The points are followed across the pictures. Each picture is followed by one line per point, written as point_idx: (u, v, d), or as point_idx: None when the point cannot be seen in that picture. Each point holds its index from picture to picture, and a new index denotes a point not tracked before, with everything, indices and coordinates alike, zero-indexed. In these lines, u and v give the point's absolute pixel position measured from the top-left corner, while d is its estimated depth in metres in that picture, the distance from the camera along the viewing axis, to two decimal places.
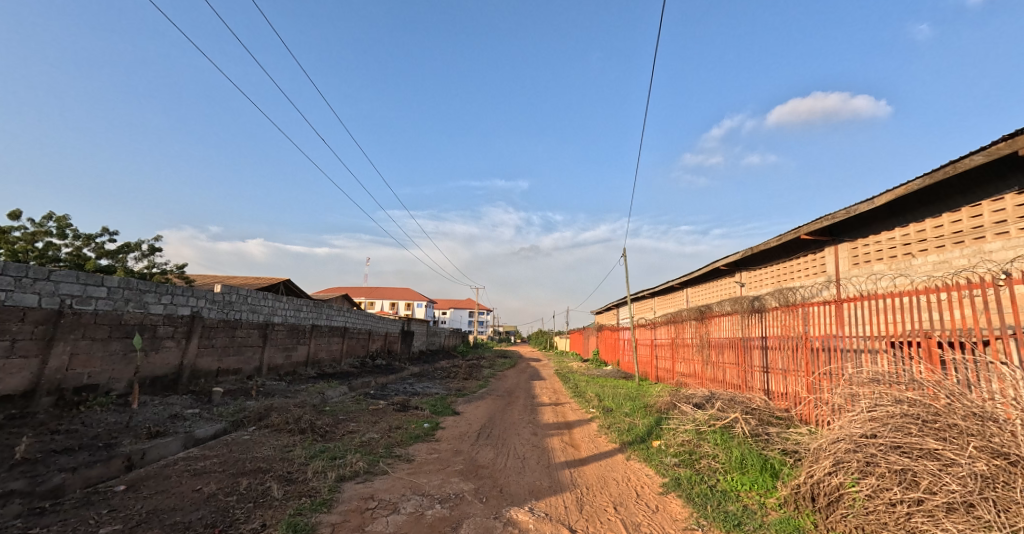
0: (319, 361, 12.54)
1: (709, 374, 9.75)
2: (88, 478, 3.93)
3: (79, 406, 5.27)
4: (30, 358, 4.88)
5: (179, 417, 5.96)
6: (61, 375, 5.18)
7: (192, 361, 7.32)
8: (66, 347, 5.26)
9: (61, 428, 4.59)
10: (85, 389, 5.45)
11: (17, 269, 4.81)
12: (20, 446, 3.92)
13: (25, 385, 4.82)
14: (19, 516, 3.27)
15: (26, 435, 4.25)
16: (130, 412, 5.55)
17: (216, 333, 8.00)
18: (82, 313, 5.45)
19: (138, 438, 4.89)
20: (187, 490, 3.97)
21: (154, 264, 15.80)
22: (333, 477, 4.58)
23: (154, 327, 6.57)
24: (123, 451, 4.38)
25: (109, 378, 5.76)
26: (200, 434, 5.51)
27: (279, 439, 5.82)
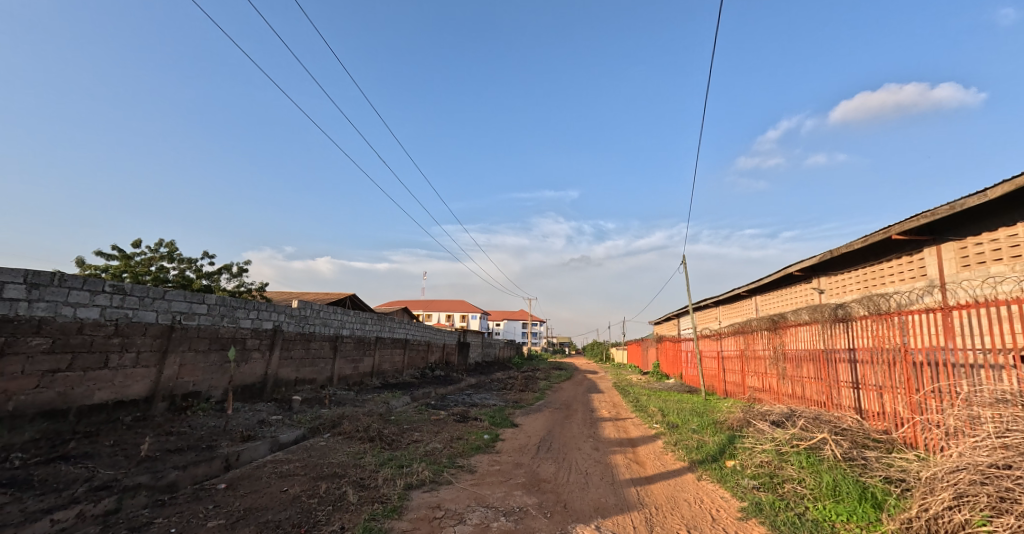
0: (383, 371, 13.14)
1: (786, 389, 9.00)
2: (196, 476, 4.38)
3: (187, 410, 5.92)
4: (150, 368, 5.55)
5: (266, 422, 6.49)
6: (173, 382, 5.84)
7: (275, 372, 7.99)
8: (176, 358, 5.94)
9: (173, 430, 5.19)
10: (190, 396, 6.11)
11: (141, 290, 5.52)
12: (144, 445, 4.49)
13: (146, 391, 5.48)
14: (144, 508, 3.69)
15: (148, 435, 4.85)
16: (227, 417, 6.16)
17: (294, 346, 8.68)
18: (188, 328, 6.13)
19: (233, 441, 5.40)
20: (276, 491, 4.31)
21: (242, 283, 17.46)
22: (402, 484, 4.77)
23: (244, 340, 7.24)
24: (222, 453, 4.84)
25: (210, 385, 6.43)
26: (283, 439, 5.98)
27: (350, 446, 6.15)
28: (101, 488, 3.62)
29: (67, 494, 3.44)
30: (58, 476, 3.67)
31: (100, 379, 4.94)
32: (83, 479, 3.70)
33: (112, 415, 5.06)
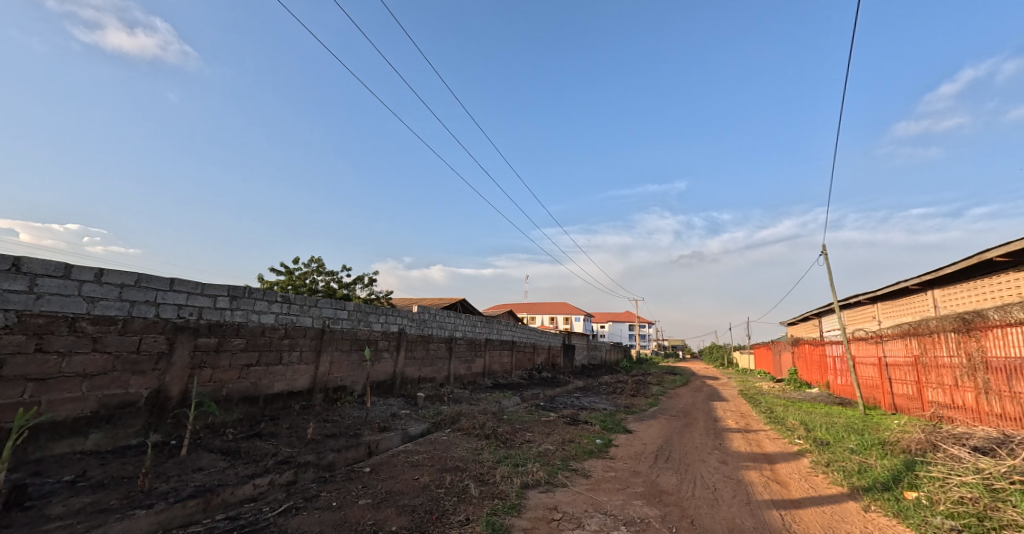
0: (493, 372, 13.69)
1: (993, 407, 7.15)
2: (347, 459, 5.00)
3: (337, 402, 6.85)
4: (310, 365, 6.50)
5: (397, 415, 7.18)
6: (326, 377, 6.78)
7: (402, 371, 8.82)
8: (328, 357, 6.88)
9: (328, 419, 6.03)
10: (339, 389, 7.03)
11: (301, 299, 6.49)
12: (308, 430, 5.28)
13: (308, 383, 6.45)
14: (313, 481, 4.31)
15: (311, 422, 5.71)
16: (367, 409, 6.96)
17: (416, 347, 9.47)
18: (335, 330, 7.06)
19: (373, 430, 6.06)
20: (409, 478, 4.71)
21: (372, 291, 19.68)
22: (519, 482, 4.86)
23: (376, 341, 8.11)
24: (365, 441, 5.47)
25: (352, 381, 7.34)
26: (412, 432, 6.55)
27: (469, 442, 6.48)
28: (283, 462, 4.33)
29: (261, 465, 4.21)
30: (253, 451, 4.50)
31: (277, 373, 5.94)
32: (271, 454, 4.48)
33: (286, 403, 6.07)
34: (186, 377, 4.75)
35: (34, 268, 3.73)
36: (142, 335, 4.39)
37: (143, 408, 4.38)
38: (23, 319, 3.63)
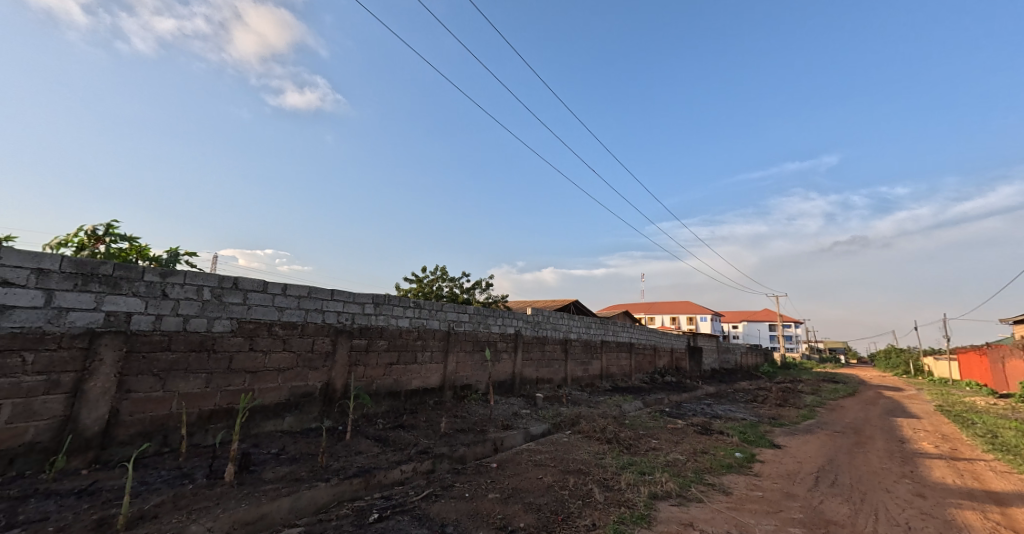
0: (612, 375, 13.32)
1: None
2: (475, 453, 5.31)
3: (464, 399, 7.37)
4: (439, 364, 7.06)
5: (519, 414, 7.43)
6: (453, 376, 7.32)
7: (520, 371, 9.10)
8: (454, 357, 7.41)
9: (457, 414, 6.53)
10: (465, 388, 7.56)
11: (430, 305, 7.06)
12: (440, 424, 5.77)
13: (439, 381, 7.04)
14: (448, 471, 4.67)
15: (443, 417, 6.23)
16: (490, 407, 7.36)
17: (532, 348, 9.67)
18: (459, 332, 7.57)
19: (497, 428, 6.36)
20: (534, 477, 4.82)
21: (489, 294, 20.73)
22: (647, 492, 4.61)
23: (496, 343, 8.47)
24: (491, 437, 5.76)
25: (476, 380, 7.82)
26: (534, 432, 6.69)
27: (591, 445, 6.37)
28: (423, 452, 4.78)
29: (405, 453, 4.70)
30: (399, 441, 5.08)
31: (413, 371, 6.59)
32: (413, 444, 5.01)
33: (422, 398, 6.72)
34: (346, 373, 5.57)
35: (246, 285, 4.67)
36: (314, 337, 5.25)
37: (318, 398, 5.24)
38: (242, 325, 4.58)
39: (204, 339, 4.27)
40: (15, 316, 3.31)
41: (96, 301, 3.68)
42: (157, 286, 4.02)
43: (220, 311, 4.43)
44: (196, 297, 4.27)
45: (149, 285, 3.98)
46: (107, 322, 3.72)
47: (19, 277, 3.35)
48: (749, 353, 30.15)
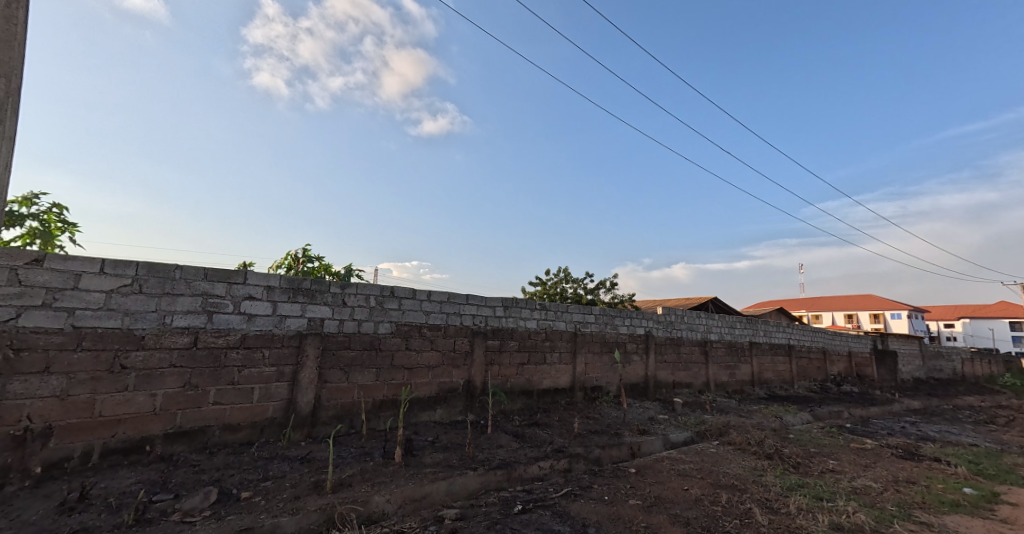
0: (765, 381, 11.81)
1: None
2: (612, 456, 5.25)
3: (596, 401, 7.36)
4: (567, 365, 7.15)
5: (656, 419, 7.10)
6: (583, 377, 7.35)
7: (654, 375, 8.69)
8: (583, 358, 7.42)
9: (590, 415, 6.56)
10: (596, 389, 7.54)
11: (556, 306, 7.18)
12: (574, 425, 5.87)
13: (569, 382, 7.15)
14: (586, 472, 4.70)
15: (576, 417, 6.32)
16: (624, 410, 7.20)
17: (666, 350, 9.14)
18: (586, 333, 7.56)
19: (633, 432, 6.18)
20: (679, 487, 4.57)
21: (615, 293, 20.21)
22: (825, 521, 3.97)
23: (625, 344, 8.23)
24: (627, 442, 5.63)
25: (607, 382, 7.74)
26: (674, 439, 6.32)
27: (746, 460, 5.74)
28: (559, 451, 4.92)
29: (543, 451, 4.89)
30: (536, 437, 5.31)
31: (544, 371, 6.81)
32: (548, 442, 5.19)
33: (554, 398, 6.90)
34: (483, 371, 6.03)
35: (400, 293, 5.41)
36: (455, 338, 5.81)
37: (461, 393, 5.78)
38: (399, 327, 5.31)
39: (372, 339, 5.06)
40: (257, 322, 4.32)
41: (301, 309, 4.61)
42: (339, 296, 4.89)
43: (382, 316, 5.19)
44: (365, 304, 5.08)
45: (334, 295, 4.85)
46: (309, 326, 4.65)
47: (258, 291, 4.35)
48: (975, 363, 23.31)
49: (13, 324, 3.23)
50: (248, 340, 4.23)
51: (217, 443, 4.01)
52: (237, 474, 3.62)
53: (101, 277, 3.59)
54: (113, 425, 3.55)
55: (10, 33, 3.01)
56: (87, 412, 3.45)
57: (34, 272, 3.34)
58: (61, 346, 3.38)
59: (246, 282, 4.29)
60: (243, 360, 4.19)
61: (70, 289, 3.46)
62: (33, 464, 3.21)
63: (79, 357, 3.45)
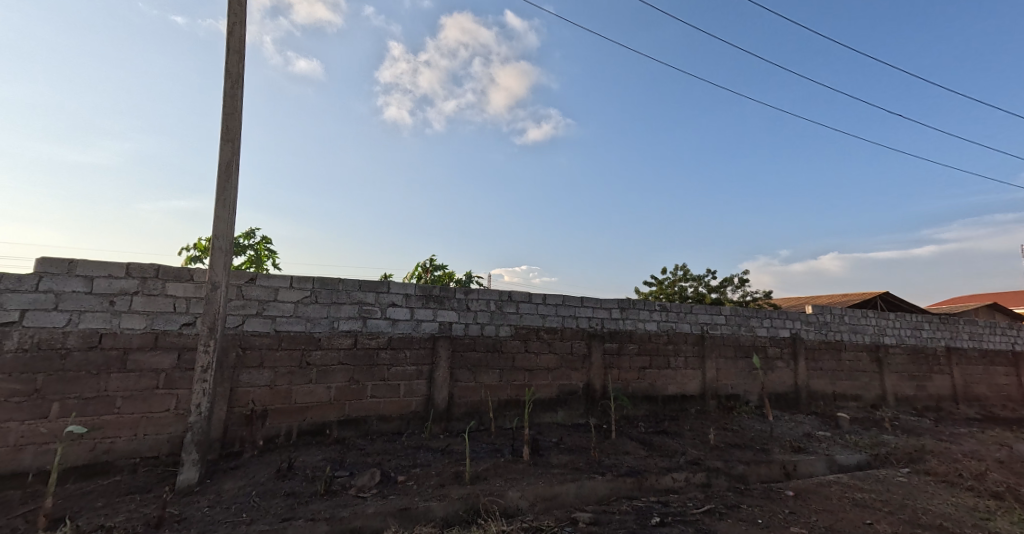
0: (973, 397, 9.42)
1: None
2: (761, 475, 4.68)
3: (733, 411, 6.72)
4: (695, 370, 6.65)
5: (814, 437, 6.17)
6: (715, 384, 6.76)
7: (807, 384, 7.60)
8: (713, 364, 6.82)
9: (728, 427, 6.02)
10: (732, 398, 6.88)
11: (678, 307, 6.74)
12: (710, 436, 5.45)
13: (699, 388, 6.63)
14: (730, 489, 4.27)
15: (711, 428, 5.86)
16: (770, 424, 6.44)
17: (821, 356, 7.91)
18: (716, 336, 6.93)
19: (785, 449, 5.47)
20: (858, 520, 3.84)
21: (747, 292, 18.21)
22: None
23: (765, 348, 7.34)
24: (778, 460, 4.97)
25: (745, 390, 7.02)
26: (842, 461, 5.39)
27: (958, 497, 4.54)
28: (694, 463, 4.58)
29: (675, 461, 4.61)
30: (666, 447, 5.05)
31: (669, 376, 6.43)
32: (681, 452, 4.90)
33: (683, 405, 6.47)
34: (603, 375, 5.92)
35: (518, 297, 5.60)
36: (572, 340, 5.80)
37: (581, 396, 5.75)
38: (518, 330, 5.49)
39: (494, 341, 5.32)
40: (400, 325, 4.87)
41: (433, 313, 5.06)
42: (464, 301, 5.25)
43: (502, 319, 5.43)
44: (487, 308, 5.37)
45: (459, 300, 5.23)
46: (440, 329, 5.08)
47: (399, 298, 4.90)
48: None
49: (240, 328, 4.15)
50: (393, 342, 4.79)
51: (376, 431, 4.60)
52: (393, 459, 4.12)
53: (290, 289, 4.40)
54: (304, 411, 4.31)
55: (235, 106, 3.83)
56: (286, 400, 4.25)
57: (251, 288, 4.23)
58: (270, 346, 4.24)
59: (389, 290, 4.86)
60: (390, 359, 4.75)
61: (272, 300, 4.31)
62: (257, 438, 4.09)
63: (280, 355, 4.27)
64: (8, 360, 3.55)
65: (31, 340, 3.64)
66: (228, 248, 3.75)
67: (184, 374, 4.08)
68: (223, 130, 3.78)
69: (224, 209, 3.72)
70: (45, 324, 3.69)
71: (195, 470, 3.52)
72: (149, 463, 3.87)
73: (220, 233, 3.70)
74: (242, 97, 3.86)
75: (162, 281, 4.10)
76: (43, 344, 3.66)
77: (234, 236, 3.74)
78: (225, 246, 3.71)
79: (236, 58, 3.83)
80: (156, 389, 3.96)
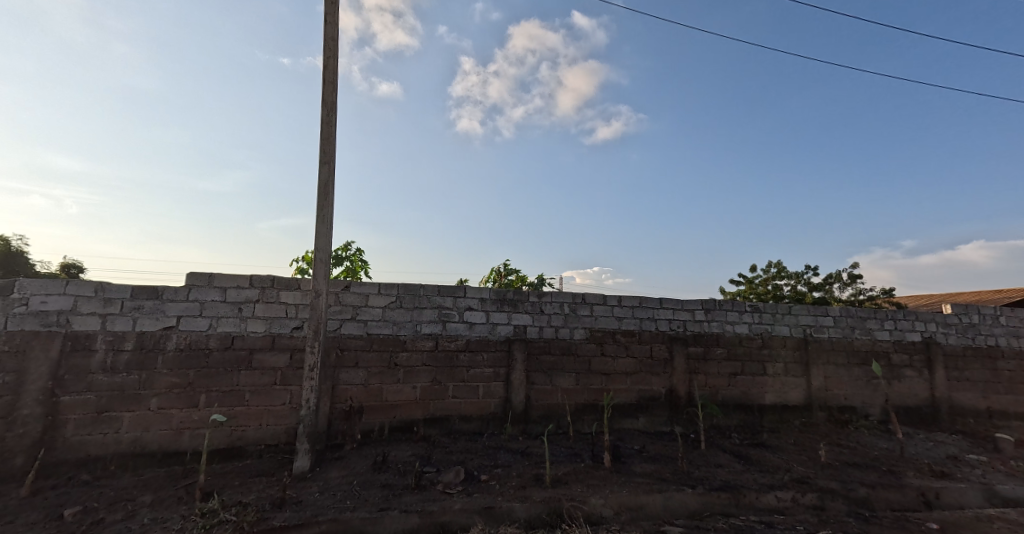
0: None
1: None
2: (890, 502, 3.99)
3: (848, 425, 6.00)
4: (799, 378, 6.06)
5: (961, 460, 5.24)
6: (824, 394, 6.09)
7: (948, 397, 6.54)
8: (820, 371, 6.15)
9: (843, 443, 5.40)
10: (846, 410, 6.15)
11: (772, 308, 6.19)
12: (821, 452, 4.94)
13: (802, 399, 6.02)
14: (850, 515, 3.74)
15: (822, 443, 5.30)
16: (897, 441, 5.64)
17: (965, 364, 6.74)
18: (822, 340, 6.24)
19: (922, 473, 4.68)
20: None
21: (860, 290, 16.12)
22: None
23: (888, 355, 6.47)
24: (914, 485, 4.22)
25: (864, 402, 6.24)
26: (1006, 492, 4.39)
27: None
28: (800, 482, 4.16)
29: (778, 479, 4.22)
30: (767, 461, 4.68)
31: (765, 384, 5.92)
32: (785, 468, 4.49)
33: (784, 416, 5.91)
34: (688, 381, 5.61)
35: (592, 299, 5.52)
36: (652, 344, 5.58)
37: (664, 403, 5.51)
38: (594, 333, 5.41)
39: (569, 344, 5.29)
40: (476, 328, 5.05)
41: (508, 317, 5.17)
42: (537, 304, 5.30)
43: (576, 322, 5.39)
44: (560, 311, 5.37)
45: (533, 304, 5.28)
46: (515, 332, 5.18)
47: (475, 302, 5.09)
48: None
49: (338, 331, 4.59)
50: (471, 344, 4.97)
51: (458, 430, 4.80)
52: (475, 458, 4.28)
53: (379, 296, 4.77)
54: (394, 409, 4.64)
55: (330, 132, 4.26)
56: (378, 398, 4.60)
57: (346, 295, 4.66)
58: (364, 348, 4.63)
59: (466, 295, 5.06)
60: (469, 361, 4.94)
61: (364, 306, 4.70)
62: (355, 432, 4.48)
63: (371, 356, 4.64)
64: (168, 357, 4.28)
65: (184, 341, 4.34)
66: (328, 260, 4.17)
67: (296, 372, 4.60)
68: (321, 154, 4.22)
69: (323, 224, 4.15)
70: (194, 328, 4.39)
71: (307, 458, 3.96)
72: (272, 450, 4.42)
73: (321, 246, 4.13)
74: (335, 123, 4.28)
75: (277, 290, 4.67)
76: (192, 345, 4.35)
77: (332, 248, 4.15)
78: (325, 258, 4.14)
79: (330, 89, 4.27)
80: (275, 385, 4.52)
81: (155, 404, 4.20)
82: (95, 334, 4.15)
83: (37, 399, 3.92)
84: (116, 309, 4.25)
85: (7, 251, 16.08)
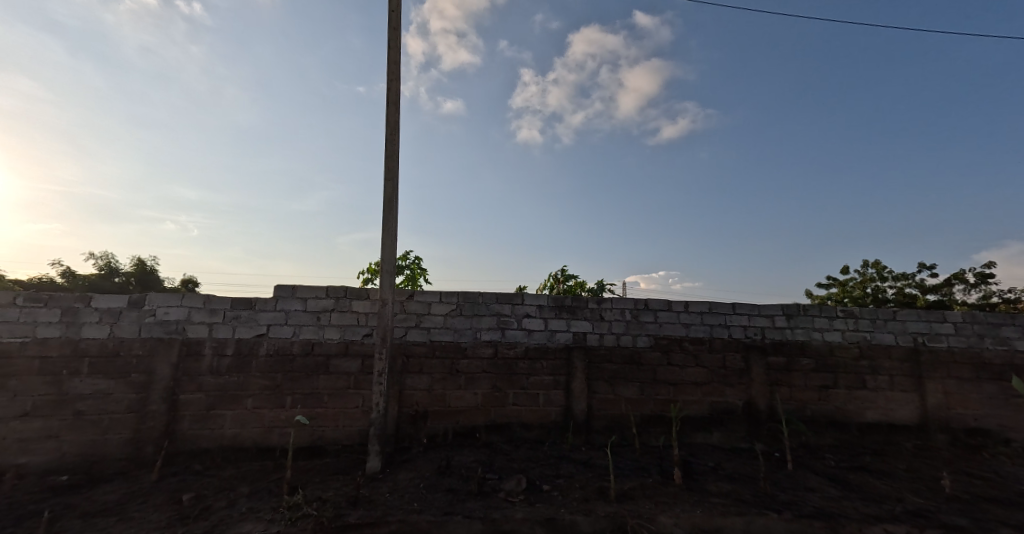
0: None
1: None
2: None
3: (981, 451, 5.08)
4: (911, 393, 5.25)
5: None
6: (945, 413, 5.22)
7: None
8: (939, 386, 5.28)
9: (975, 472, 4.56)
10: (977, 433, 5.22)
11: (871, 313, 5.46)
12: (944, 481, 4.21)
13: (915, 418, 5.21)
14: None
15: (945, 472, 4.52)
16: None
17: None
18: (939, 350, 5.37)
19: None
20: None
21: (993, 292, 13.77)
22: None
23: None
24: None
25: (1001, 425, 5.25)
26: None
27: None
28: (916, 515, 3.58)
29: (886, 510, 3.66)
30: (873, 489, 4.08)
31: (865, 399, 5.22)
32: (897, 498, 3.89)
33: (891, 437, 5.16)
34: (769, 394, 5.11)
35: (656, 305, 5.26)
36: (725, 352, 5.17)
37: (742, 416, 5.06)
38: (659, 340, 5.14)
39: (633, 352, 5.07)
40: (535, 336, 5.03)
41: (567, 324, 5.09)
42: (597, 310, 5.15)
43: (639, 329, 5.16)
44: (623, 318, 5.17)
45: (593, 310, 5.15)
46: (575, 339, 5.07)
47: (533, 309, 5.07)
48: None
49: (404, 339, 4.80)
50: (529, 352, 4.95)
51: (520, 438, 4.79)
52: (537, 467, 4.22)
53: (440, 304, 4.93)
54: (456, 415, 4.74)
55: (393, 149, 4.52)
56: (441, 404, 4.74)
57: (410, 303, 4.88)
58: (427, 354, 4.80)
59: (524, 302, 5.07)
60: (529, 369, 4.92)
61: (427, 313, 4.89)
62: (422, 436, 4.65)
63: (434, 363, 4.80)
64: (260, 362, 4.75)
65: (273, 347, 4.80)
66: (392, 270, 4.39)
67: (367, 376, 4.89)
68: (386, 171, 4.49)
69: (388, 237, 4.39)
70: (280, 335, 4.84)
71: (378, 459, 4.17)
72: (347, 450, 4.71)
73: (386, 257, 4.36)
74: (397, 141, 4.53)
75: (349, 299, 5.01)
76: (279, 351, 4.80)
77: (395, 259, 4.36)
78: (389, 269, 4.36)
79: (393, 109, 4.53)
80: (349, 389, 4.83)
81: (250, 404, 4.68)
82: (204, 340, 4.73)
83: (162, 396, 4.55)
84: (219, 318, 4.81)
85: (147, 272, 19.15)
